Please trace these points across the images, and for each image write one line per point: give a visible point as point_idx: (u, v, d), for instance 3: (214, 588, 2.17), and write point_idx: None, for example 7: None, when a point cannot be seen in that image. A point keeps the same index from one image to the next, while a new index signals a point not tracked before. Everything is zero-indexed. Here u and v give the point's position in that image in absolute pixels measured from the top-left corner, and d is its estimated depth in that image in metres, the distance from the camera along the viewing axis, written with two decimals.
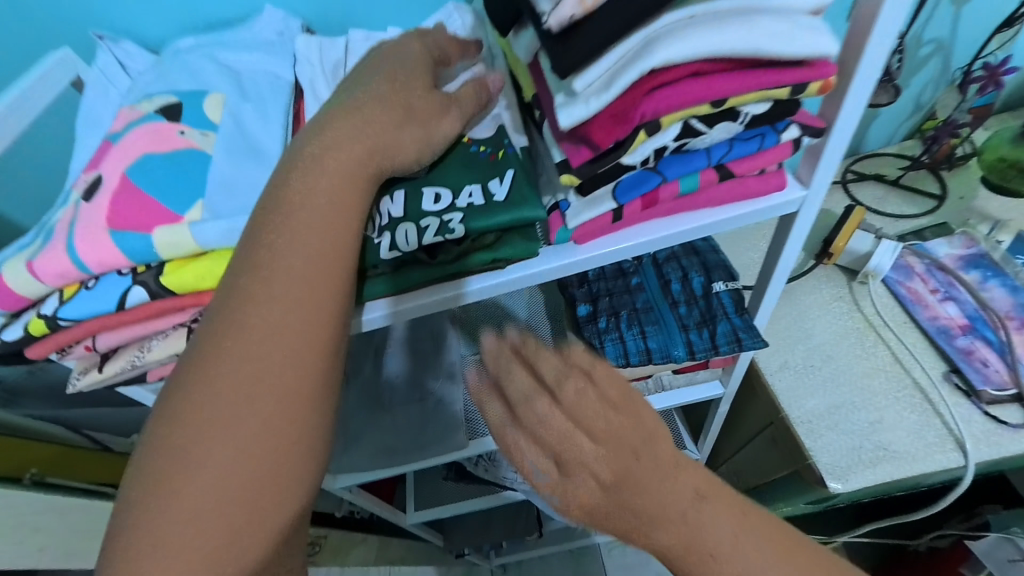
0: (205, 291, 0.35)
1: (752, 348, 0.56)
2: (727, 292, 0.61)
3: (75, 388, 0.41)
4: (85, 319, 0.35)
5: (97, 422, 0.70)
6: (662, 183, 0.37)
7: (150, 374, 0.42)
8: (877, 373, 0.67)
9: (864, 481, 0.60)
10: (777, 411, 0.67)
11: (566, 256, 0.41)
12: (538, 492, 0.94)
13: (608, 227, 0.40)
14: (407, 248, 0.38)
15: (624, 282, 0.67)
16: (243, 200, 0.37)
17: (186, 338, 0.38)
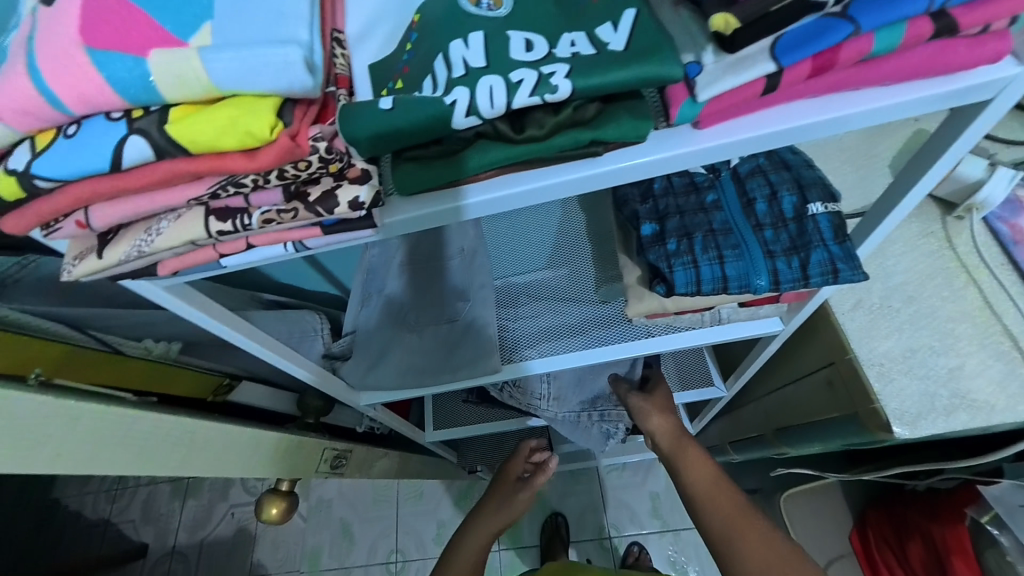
0: (226, 152, 0.26)
1: (849, 280, 0.49)
2: (824, 215, 0.52)
3: (71, 278, 0.33)
4: (71, 180, 0.26)
5: (102, 324, 0.64)
6: (851, 36, 0.27)
7: (161, 265, 0.35)
8: (962, 318, 0.61)
9: (936, 429, 0.56)
10: (844, 351, 0.62)
11: (684, 143, 0.32)
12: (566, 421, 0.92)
13: (751, 104, 0.30)
14: (491, 114, 0.28)
15: (696, 199, 0.58)
16: (266, 27, 0.27)
17: (206, 220, 0.31)
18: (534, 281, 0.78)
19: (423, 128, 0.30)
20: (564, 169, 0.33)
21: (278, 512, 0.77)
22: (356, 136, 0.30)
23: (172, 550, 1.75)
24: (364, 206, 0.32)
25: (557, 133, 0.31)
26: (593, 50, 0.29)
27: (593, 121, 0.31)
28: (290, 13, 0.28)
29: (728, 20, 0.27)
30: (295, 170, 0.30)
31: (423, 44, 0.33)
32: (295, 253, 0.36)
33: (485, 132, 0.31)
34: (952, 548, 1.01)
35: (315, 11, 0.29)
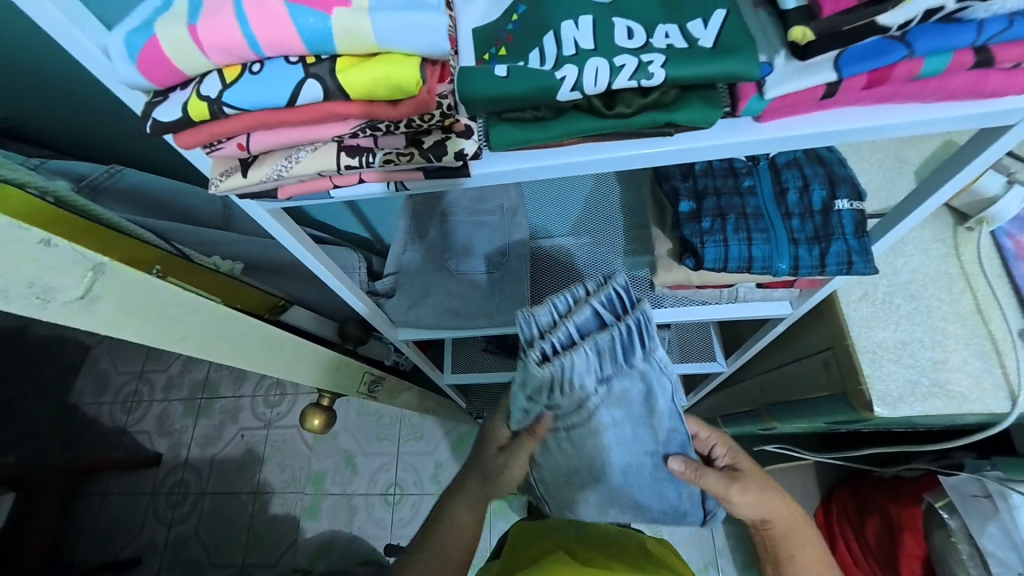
0: (376, 100, 0.32)
1: (862, 272, 0.56)
2: (849, 211, 0.58)
3: (216, 191, 0.39)
4: (249, 110, 0.32)
5: (177, 236, 0.71)
6: (904, 58, 0.32)
7: (284, 189, 0.42)
8: (955, 319, 0.67)
9: (913, 411, 0.64)
10: (843, 337, 0.69)
11: (745, 131, 0.38)
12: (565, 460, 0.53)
13: (810, 105, 0.36)
14: (593, 91, 0.34)
15: (734, 183, 0.64)
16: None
17: (338, 155, 0.37)
18: (561, 244, 0.83)
19: (530, 98, 0.35)
20: (638, 144, 0.39)
21: (320, 424, 0.87)
22: (473, 96, 0.36)
23: (184, 462, 1.91)
24: (467, 157, 0.38)
25: (640, 113, 0.36)
26: (685, 44, 0.34)
27: (673, 106, 0.36)
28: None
29: (805, 33, 0.31)
30: (418, 121, 0.36)
31: (532, 18, 0.38)
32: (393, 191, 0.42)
33: (579, 105, 0.37)
34: (906, 524, 1.14)
35: None
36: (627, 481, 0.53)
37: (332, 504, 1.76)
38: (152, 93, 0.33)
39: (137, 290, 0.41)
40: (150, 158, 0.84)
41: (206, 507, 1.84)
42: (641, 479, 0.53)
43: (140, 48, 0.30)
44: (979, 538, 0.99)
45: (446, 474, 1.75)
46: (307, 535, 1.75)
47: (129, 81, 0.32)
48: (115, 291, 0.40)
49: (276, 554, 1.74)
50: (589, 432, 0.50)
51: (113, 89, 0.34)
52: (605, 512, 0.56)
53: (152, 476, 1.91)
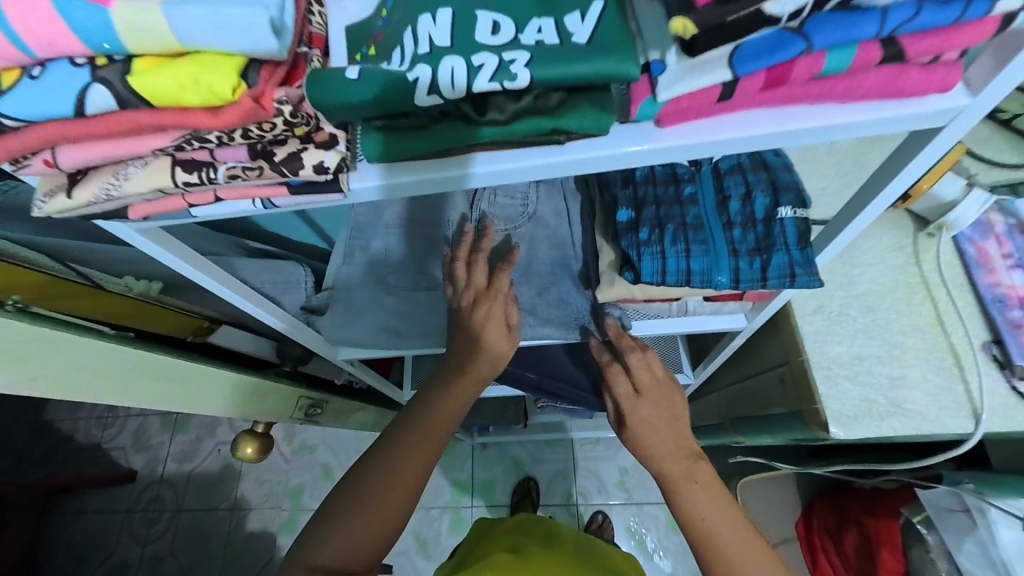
0: (190, 108, 0.28)
1: (805, 285, 0.51)
2: (792, 220, 0.54)
3: (42, 214, 0.34)
4: (37, 121, 0.27)
5: (83, 255, 0.66)
6: (804, 52, 0.28)
7: (133, 209, 0.37)
8: (914, 332, 0.63)
9: (870, 432, 0.60)
10: (797, 352, 0.65)
11: (644, 139, 0.33)
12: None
13: (709, 108, 0.31)
14: (451, 95, 0.29)
15: (675, 191, 0.59)
16: None
17: (171, 170, 0.32)
18: None
19: (388, 102, 0.31)
20: (528, 155, 0.34)
21: (253, 451, 0.82)
22: (323, 103, 0.31)
23: (159, 479, 1.83)
24: (329, 171, 0.33)
25: (518, 119, 0.32)
26: (557, 40, 0.29)
27: (557, 110, 0.32)
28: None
29: (686, 25, 0.27)
30: (259, 130, 0.31)
31: (400, 13, 0.34)
32: (262, 210, 0.38)
33: (448, 110, 0.32)
34: (883, 539, 1.09)
35: None
36: (558, 305, 0.71)
37: None
38: None
39: None
40: None
41: (181, 524, 1.78)
42: (575, 303, 0.71)
43: None
44: (956, 555, 0.94)
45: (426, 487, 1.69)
46: (283, 552, 1.68)
47: None
48: None
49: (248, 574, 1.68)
50: (530, 260, 0.73)
51: None
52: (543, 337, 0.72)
53: (126, 493, 1.85)
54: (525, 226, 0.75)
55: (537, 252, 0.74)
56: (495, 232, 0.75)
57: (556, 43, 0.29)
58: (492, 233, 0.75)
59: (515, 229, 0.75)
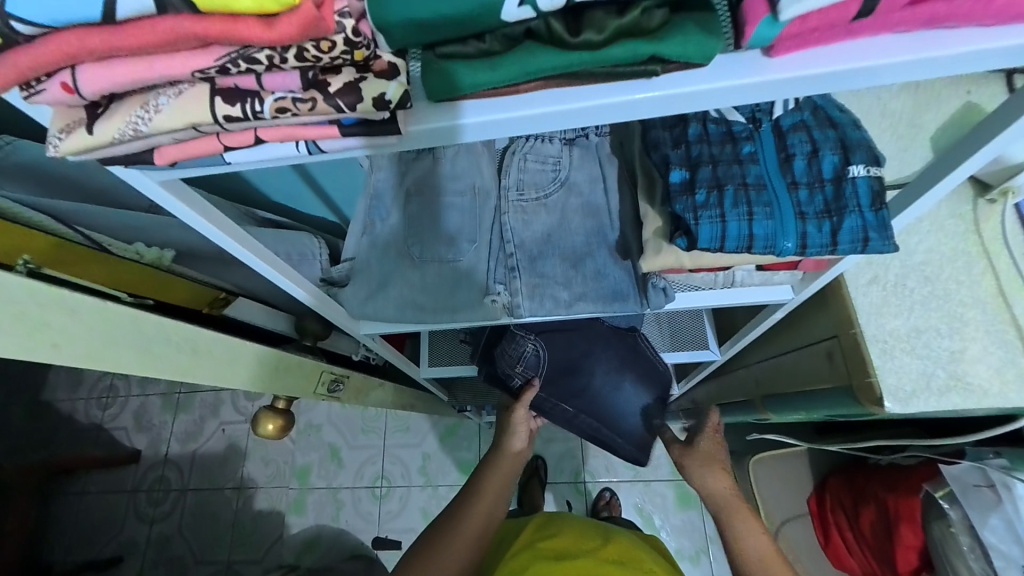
0: (242, 14, 0.23)
1: (879, 249, 0.48)
2: (865, 180, 0.50)
3: (56, 153, 0.29)
4: (59, 28, 0.23)
5: (87, 219, 0.61)
6: None
7: (161, 152, 0.32)
8: (975, 303, 0.60)
9: (928, 407, 0.57)
10: (850, 325, 0.62)
11: (750, 70, 0.29)
12: (523, 271, 0.70)
13: (836, 32, 0.27)
14: (548, 7, 0.25)
15: (733, 150, 0.55)
16: None
17: (210, 101, 0.28)
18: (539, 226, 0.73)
19: (468, 18, 0.26)
20: (616, 92, 0.30)
21: (275, 429, 0.79)
22: (390, 18, 0.26)
23: (165, 459, 1.81)
24: (391, 105, 0.29)
25: (615, 42, 0.27)
26: None
27: (657, 32, 0.28)
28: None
29: None
30: (315, 51, 0.26)
31: None
32: (306, 155, 0.33)
33: (533, 31, 0.28)
34: (904, 516, 1.08)
35: None
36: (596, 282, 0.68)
37: (319, 499, 1.69)
38: None
39: None
40: None
41: (188, 503, 1.77)
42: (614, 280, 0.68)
43: None
44: (980, 530, 0.95)
45: (435, 466, 1.69)
46: (293, 530, 1.68)
47: None
48: None
49: (260, 553, 1.67)
50: (563, 231, 0.70)
51: None
52: (576, 311, 0.69)
53: (131, 473, 1.83)
54: (557, 194, 0.71)
55: (570, 223, 0.70)
56: (526, 201, 0.72)
57: None
58: (521, 203, 0.71)
59: (546, 197, 0.71)
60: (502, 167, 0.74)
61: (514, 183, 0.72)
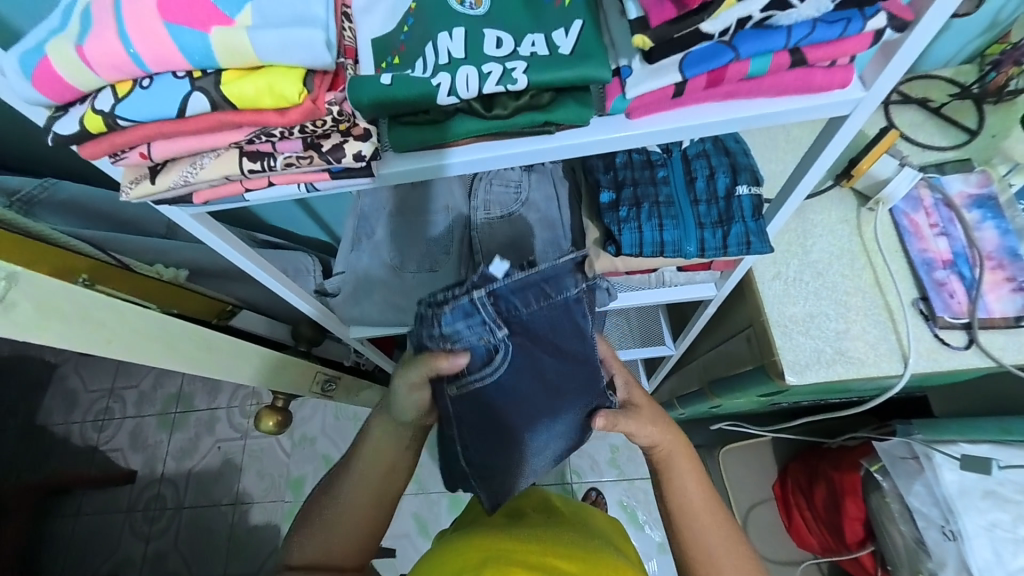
0: (263, 108, 0.35)
1: (759, 250, 0.61)
2: (748, 197, 0.63)
3: (128, 198, 0.41)
4: (144, 121, 0.35)
5: (117, 245, 0.72)
6: (733, 60, 0.37)
7: (199, 194, 0.44)
8: (857, 292, 0.73)
9: (819, 377, 0.70)
10: (759, 313, 0.74)
11: (615, 128, 0.42)
12: None
13: (666, 103, 0.40)
14: (466, 96, 0.38)
15: (650, 173, 0.68)
16: (294, 7, 0.35)
17: (239, 160, 0.40)
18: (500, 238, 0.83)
19: (414, 102, 0.39)
20: (524, 143, 0.42)
21: (274, 424, 0.89)
22: (364, 103, 0.39)
23: (160, 477, 1.87)
24: (366, 158, 0.41)
25: (516, 114, 0.40)
26: (547, 51, 0.38)
27: (548, 106, 0.40)
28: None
29: (643, 41, 0.35)
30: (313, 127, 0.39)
31: (421, 28, 0.41)
32: (305, 193, 0.45)
33: (462, 108, 0.40)
34: (847, 490, 1.21)
35: None
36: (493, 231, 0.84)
37: None
38: (54, 109, 0.36)
39: (55, 294, 0.45)
40: (90, 170, 0.84)
41: (184, 519, 1.83)
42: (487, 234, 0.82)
43: (32, 66, 0.33)
44: (906, 496, 1.06)
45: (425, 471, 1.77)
46: None
47: (30, 98, 0.35)
48: (32, 296, 0.43)
49: (257, 563, 1.74)
50: (523, 243, 0.80)
51: (15, 105, 0.36)
52: None
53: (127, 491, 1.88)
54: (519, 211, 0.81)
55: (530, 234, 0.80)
56: (492, 219, 0.82)
57: (545, 52, 0.38)
58: (487, 220, 0.82)
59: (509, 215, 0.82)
60: (470, 190, 0.86)
61: (482, 204, 0.83)
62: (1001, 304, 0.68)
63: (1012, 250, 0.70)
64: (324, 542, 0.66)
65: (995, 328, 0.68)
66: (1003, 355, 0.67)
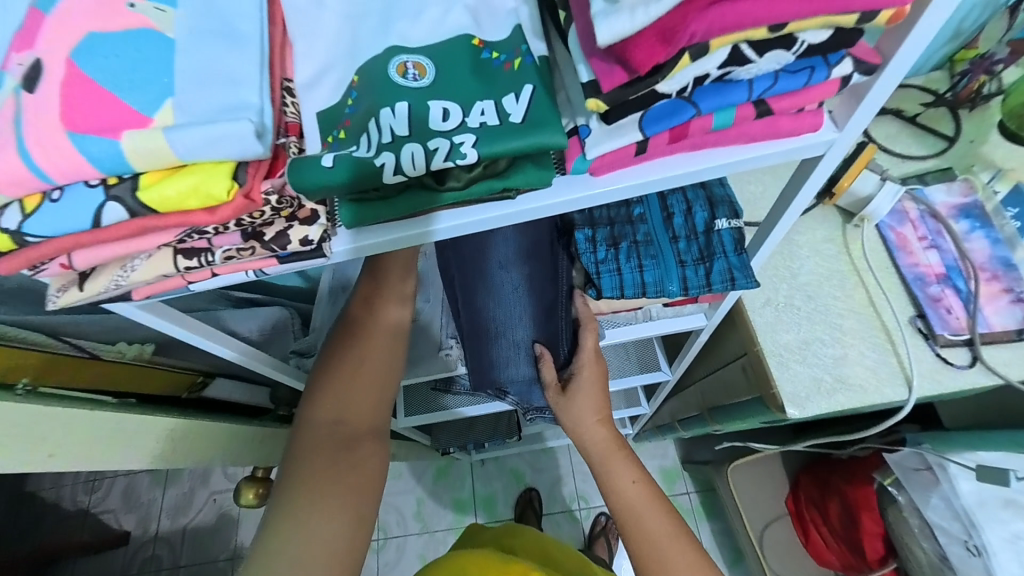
0: (190, 209, 0.32)
1: (745, 286, 0.58)
2: (729, 231, 0.60)
3: (56, 307, 0.38)
4: (57, 236, 0.32)
5: None
6: (695, 116, 0.34)
7: (138, 291, 0.41)
8: (851, 314, 0.70)
9: (820, 408, 0.67)
10: (753, 343, 0.71)
11: (579, 187, 0.39)
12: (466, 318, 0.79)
13: (629, 160, 0.37)
14: (414, 173, 0.35)
15: (626, 211, 0.65)
16: (221, 96, 0.33)
17: (174, 258, 0.37)
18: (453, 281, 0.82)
19: (359, 183, 0.36)
20: (485, 210, 0.40)
21: (255, 497, 0.84)
22: (306, 186, 0.36)
23: (154, 536, 1.79)
24: (313, 242, 0.38)
25: (471, 184, 0.37)
26: (497, 119, 0.35)
27: (504, 172, 0.37)
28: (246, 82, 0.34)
29: (597, 105, 0.33)
30: (250, 218, 0.36)
31: (363, 100, 0.39)
32: (254, 278, 0.42)
33: (412, 183, 0.37)
34: (862, 504, 1.17)
35: (264, 74, 0.35)
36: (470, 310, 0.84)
37: None
38: None
39: None
40: None
41: None
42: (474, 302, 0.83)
43: None
44: (924, 510, 1.01)
45: (429, 509, 1.71)
46: None
47: None
48: None
49: None
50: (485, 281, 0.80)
51: None
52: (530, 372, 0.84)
53: (120, 554, 1.80)
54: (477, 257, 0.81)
55: None
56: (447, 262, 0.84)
57: (495, 122, 0.35)
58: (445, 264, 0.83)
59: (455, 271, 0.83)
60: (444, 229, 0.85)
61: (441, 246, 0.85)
62: (1000, 317, 0.66)
63: (1005, 259, 0.68)
64: (340, 392, 0.62)
65: (996, 343, 0.65)
66: (1008, 370, 0.65)
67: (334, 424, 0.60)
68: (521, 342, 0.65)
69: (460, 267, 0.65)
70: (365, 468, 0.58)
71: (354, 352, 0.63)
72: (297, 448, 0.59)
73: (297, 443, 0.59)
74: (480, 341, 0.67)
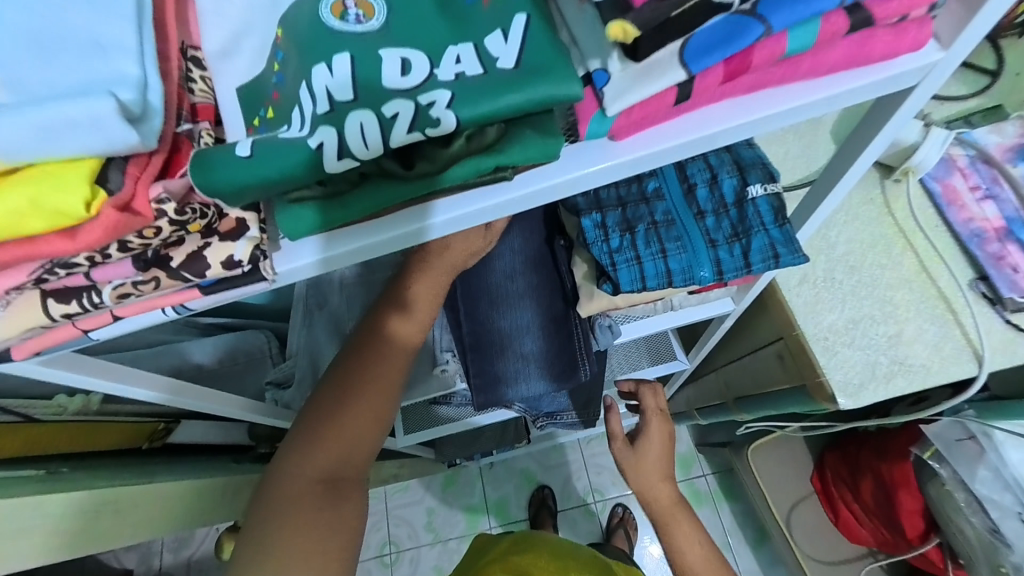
0: (44, 233, 0.22)
1: (790, 263, 0.49)
2: (764, 198, 0.51)
3: None
4: None
5: None
6: (761, 38, 0.25)
7: (18, 347, 0.30)
8: (901, 284, 0.61)
9: (878, 396, 0.58)
10: (792, 327, 0.62)
11: (596, 160, 0.28)
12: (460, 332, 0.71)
13: (666, 113, 0.27)
14: (367, 155, 0.25)
15: (638, 189, 0.55)
16: (87, 70, 0.24)
17: (43, 304, 0.26)
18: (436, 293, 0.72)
19: (291, 176, 0.25)
20: (474, 200, 0.29)
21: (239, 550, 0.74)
22: (212, 189, 0.25)
23: (158, 573, 1.68)
24: (243, 264, 0.28)
25: (452, 165, 0.27)
26: (480, 68, 0.25)
27: (496, 145, 0.27)
28: (112, 45, 0.25)
29: (626, 30, 0.24)
30: (140, 239, 0.25)
31: (291, 64, 0.28)
32: (176, 316, 0.31)
33: (369, 171, 0.27)
34: (899, 482, 1.09)
35: (147, 37, 0.26)
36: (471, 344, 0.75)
37: None
38: None
39: None
40: None
41: None
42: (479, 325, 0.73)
43: None
44: (971, 484, 0.96)
45: (440, 519, 1.62)
46: None
47: None
48: None
49: None
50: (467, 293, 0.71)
51: None
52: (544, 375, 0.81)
53: None
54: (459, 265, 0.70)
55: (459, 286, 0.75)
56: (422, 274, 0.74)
57: (477, 71, 0.25)
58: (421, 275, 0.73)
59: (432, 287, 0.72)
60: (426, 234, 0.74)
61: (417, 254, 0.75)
62: None
63: None
64: (333, 424, 0.48)
65: None
66: None
67: (314, 469, 0.47)
68: (530, 353, 0.67)
69: (465, 278, 0.68)
70: (348, 527, 0.47)
71: (353, 398, 0.48)
72: (270, 490, 0.47)
73: (275, 510, 0.46)
74: (485, 352, 0.68)
